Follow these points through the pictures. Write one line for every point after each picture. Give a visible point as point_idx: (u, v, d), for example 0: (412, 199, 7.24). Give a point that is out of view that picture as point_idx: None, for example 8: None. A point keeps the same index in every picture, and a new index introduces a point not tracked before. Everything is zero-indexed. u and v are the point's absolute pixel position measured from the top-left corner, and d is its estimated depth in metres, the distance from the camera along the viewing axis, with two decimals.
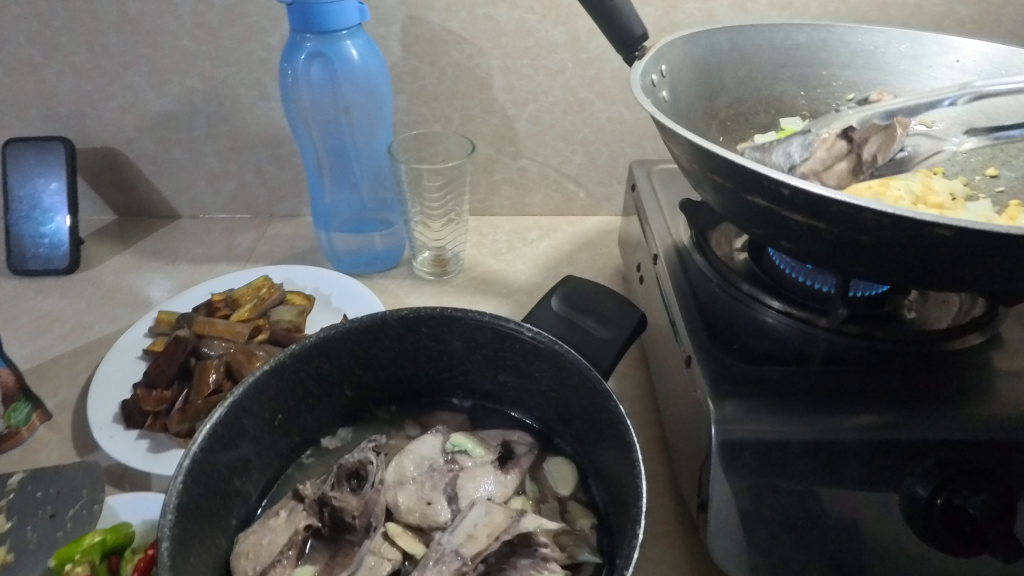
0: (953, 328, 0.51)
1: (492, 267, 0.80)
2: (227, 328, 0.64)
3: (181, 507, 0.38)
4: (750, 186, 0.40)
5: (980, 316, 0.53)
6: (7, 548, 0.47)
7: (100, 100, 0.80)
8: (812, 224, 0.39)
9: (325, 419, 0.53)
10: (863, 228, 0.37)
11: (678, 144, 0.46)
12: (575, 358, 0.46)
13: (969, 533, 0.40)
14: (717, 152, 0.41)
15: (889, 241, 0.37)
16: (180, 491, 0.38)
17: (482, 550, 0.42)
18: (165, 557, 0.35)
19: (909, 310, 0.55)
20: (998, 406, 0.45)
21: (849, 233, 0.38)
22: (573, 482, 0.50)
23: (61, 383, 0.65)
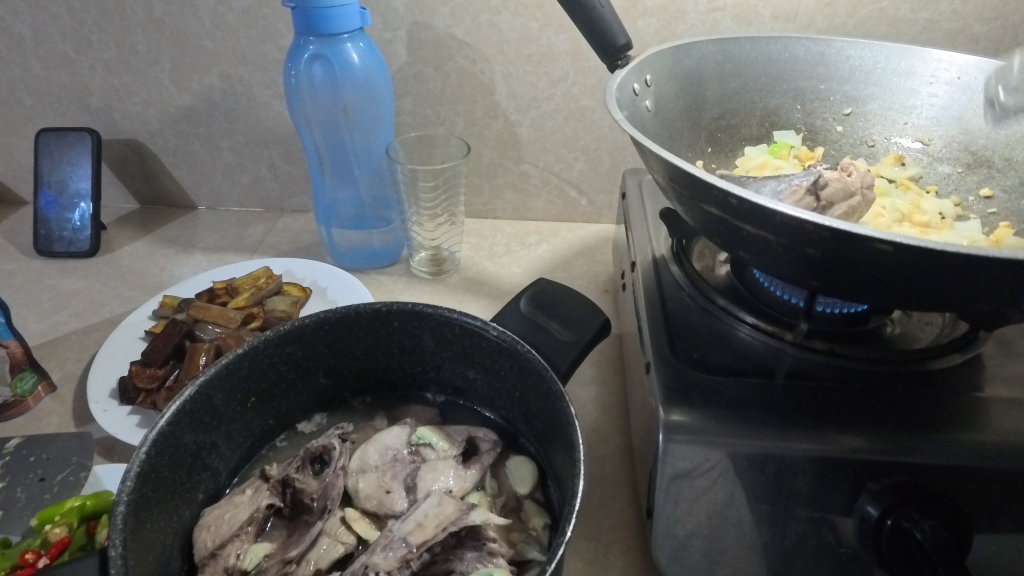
0: (931, 349, 0.50)
1: (487, 268, 0.82)
2: (222, 313, 0.67)
3: (143, 476, 0.40)
4: (705, 194, 0.40)
5: (963, 337, 0.51)
6: None
7: (127, 95, 0.85)
8: (765, 234, 0.39)
9: (300, 404, 0.55)
10: (812, 237, 0.37)
11: (643, 152, 0.46)
12: (533, 358, 0.47)
13: (915, 558, 0.39)
14: (672, 160, 0.41)
15: (835, 255, 0.37)
16: (143, 461, 0.41)
17: (428, 540, 0.43)
18: (119, 520, 0.37)
19: (890, 328, 0.54)
20: (967, 430, 0.44)
21: (800, 245, 0.38)
22: (531, 481, 0.51)
23: (69, 358, 0.69)
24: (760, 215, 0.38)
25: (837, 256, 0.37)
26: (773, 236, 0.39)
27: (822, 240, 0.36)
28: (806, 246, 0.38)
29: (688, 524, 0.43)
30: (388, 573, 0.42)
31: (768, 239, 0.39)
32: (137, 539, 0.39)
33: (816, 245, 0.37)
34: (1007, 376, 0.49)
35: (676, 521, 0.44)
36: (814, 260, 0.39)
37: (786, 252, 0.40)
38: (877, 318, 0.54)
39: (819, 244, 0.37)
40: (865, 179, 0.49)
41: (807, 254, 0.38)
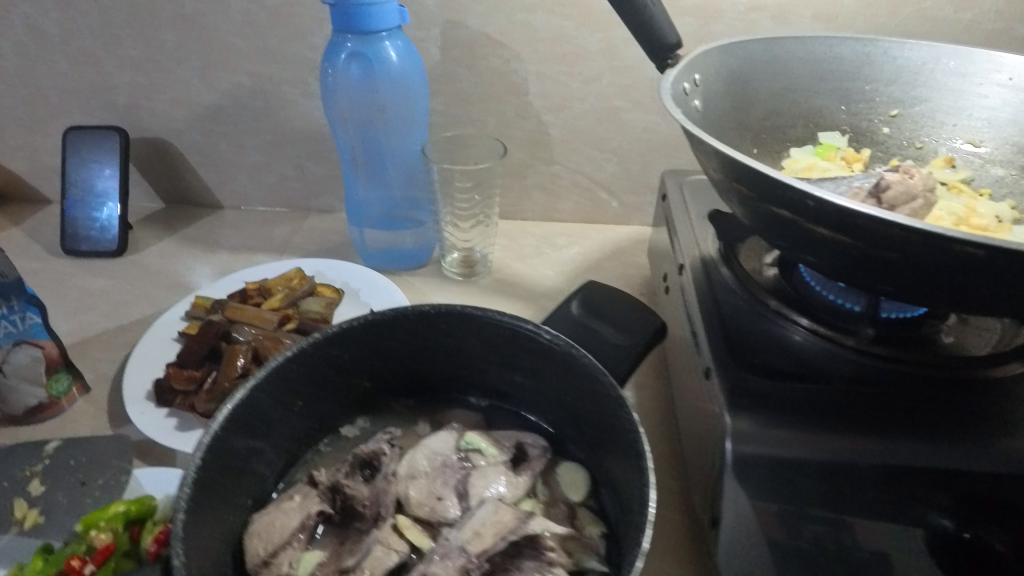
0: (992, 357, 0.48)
1: (519, 270, 0.81)
2: (258, 315, 0.66)
3: (199, 482, 0.39)
4: (773, 195, 0.39)
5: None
6: (39, 510, 0.48)
7: (154, 93, 0.84)
8: (838, 238, 0.38)
9: (343, 408, 0.54)
10: (889, 241, 0.36)
11: (703, 153, 0.45)
12: (590, 363, 0.46)
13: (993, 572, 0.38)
14: (739, 160, 0.40)
15: (916, 259, 0.36)
16: (198, 468, 0.40)
17: (487, 549, 0.42)
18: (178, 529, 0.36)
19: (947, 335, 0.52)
20: None
21: (875, 249, 0.37)
22: (584, 488, 0.50)
23: (100, 359, 0.68)
24: (835, 218, 0.37)
25: (914, 261, 0.36)
26: (847, 240, 0.38)
27: (901, 246, 0.36)
28: (883, 250, 0.37)
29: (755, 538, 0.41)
30: None
31: (839, 243, 0.39)
32: (195, 548, 0.37)
33: (892, 250, 0.36)
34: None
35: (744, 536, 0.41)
36: (887, 265, 0.38)
37: (858, 257, 0.39)
38: (933, 324, 0.52)
39: (897, 248, 0.36)
40: (927, 182, 0.48)
41: (880, 258, 0.38)
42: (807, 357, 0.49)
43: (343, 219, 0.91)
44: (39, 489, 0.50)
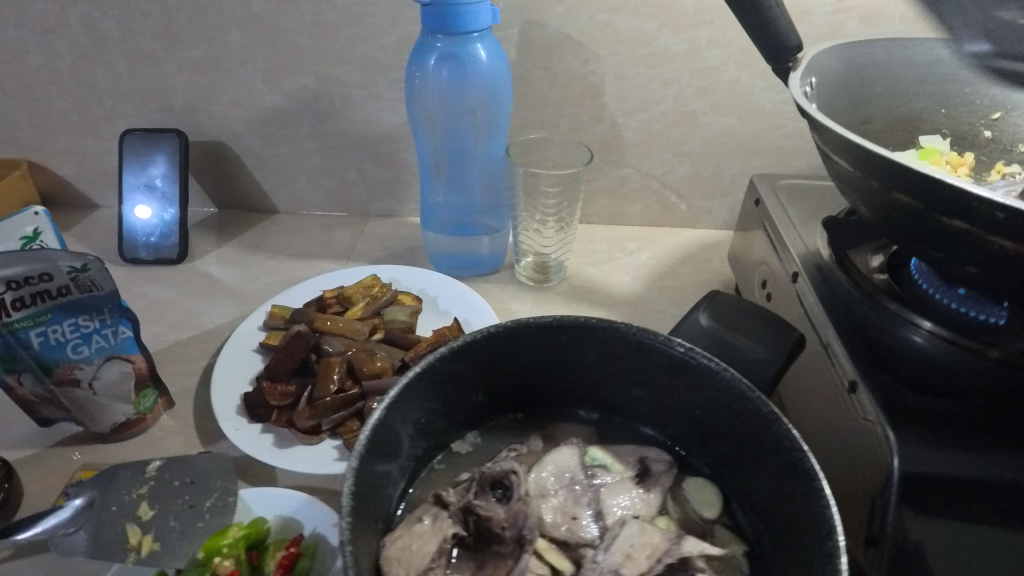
0: None
1: (594, 276, 0.79)
2: (346, 326, 0.64)
3: (354, 510, 0.37)
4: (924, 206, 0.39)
5: None
6: (153, 536, 0.46)
7: (214, 95, 0.81)
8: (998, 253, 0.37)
9: (457, 423, 0.52)
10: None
11: (846, 156, 0.44)
12: (733, 378, 0.44)
13: None
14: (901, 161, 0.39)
15: None
16: (351, 495, 0.37)
17: (643, 572, 0.41)
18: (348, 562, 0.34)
19: None
20: None
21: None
22: (717, 504, 0.48)
23: (179, 371, 0.66)
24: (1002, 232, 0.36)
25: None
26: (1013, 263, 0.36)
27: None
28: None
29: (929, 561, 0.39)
30: None
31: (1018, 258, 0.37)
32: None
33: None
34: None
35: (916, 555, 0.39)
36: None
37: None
38: None
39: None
40: None
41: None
42: (946, 363, 0.46)
43: (404, 224, 0.89)
44: (149, 513, 0.47)
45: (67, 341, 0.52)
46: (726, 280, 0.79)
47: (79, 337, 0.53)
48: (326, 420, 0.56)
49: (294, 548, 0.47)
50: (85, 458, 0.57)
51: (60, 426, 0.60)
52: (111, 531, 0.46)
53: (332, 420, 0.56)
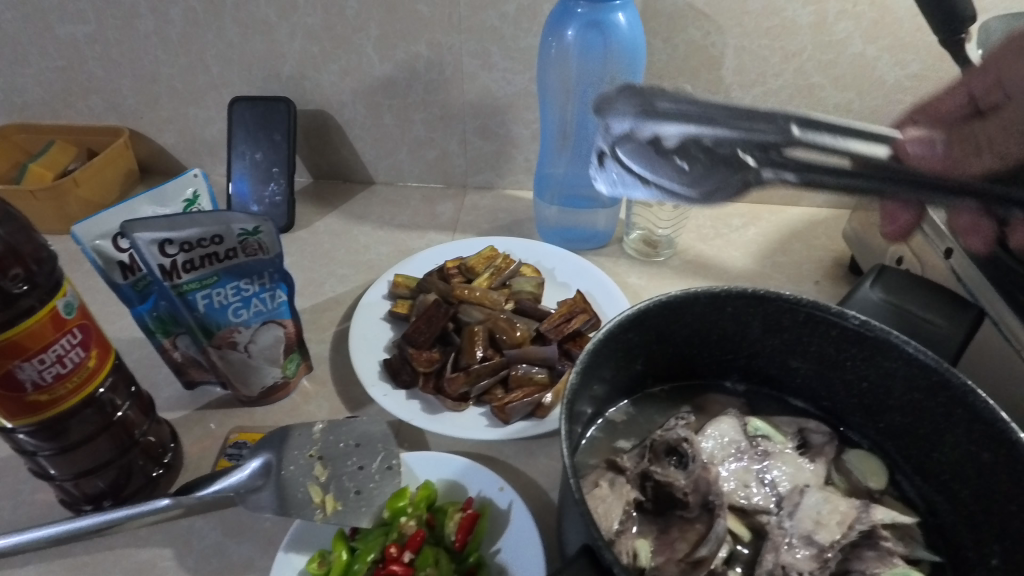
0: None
1: (705, 252, 0.79)
2: (483, 295, 0.64)
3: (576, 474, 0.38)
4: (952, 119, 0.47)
5: None
6: (334, 496, 0.47)
7: (324, 63, 0.80)
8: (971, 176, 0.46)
9: (615, 392, 0.52)
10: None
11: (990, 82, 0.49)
12: (917, 352, 0.44)
13: None
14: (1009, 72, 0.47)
15: None
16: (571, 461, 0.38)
17: (838, 538, 0.42)
18: (590, 518, 0.34)
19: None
20: None
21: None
22: (883, 475, 0.49)
23: (311, 338, 0.67)
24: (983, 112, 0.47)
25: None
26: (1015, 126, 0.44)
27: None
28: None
29: None
30: (812, 573, 0.40)
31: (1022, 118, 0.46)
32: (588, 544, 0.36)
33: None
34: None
35: None
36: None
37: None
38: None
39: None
40: None
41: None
42: None
43: (504, 197, 0.89)
44: (325, 474, 0.48)
45: (228, 305, 0.53)
46: (838, 257, 0.78)
47: (240, 300, 0.53)
48: (476, 387, 0.57)
49: (471, 511, 0.47)
50: (237, 420, 0.58)
51: (204, 389, 0.61)
52: (294, 491, 0.47)
53: (481, 388, 0.57)
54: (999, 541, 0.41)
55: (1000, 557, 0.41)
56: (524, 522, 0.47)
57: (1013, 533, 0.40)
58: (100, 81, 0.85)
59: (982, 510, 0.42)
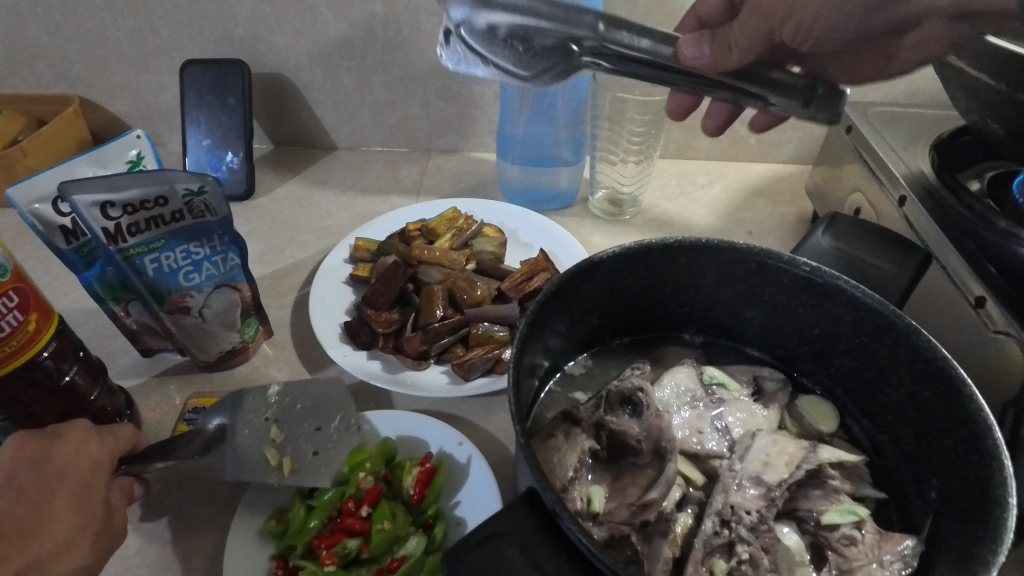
0: None
1: (669, 210, 0.79)
2: (443, 255, 0.64)
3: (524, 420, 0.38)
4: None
5: None
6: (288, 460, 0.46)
7: (277, 24, 0.78)
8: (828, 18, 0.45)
9: (572, 345, 0.52)
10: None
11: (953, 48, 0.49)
12: (863, 296, 0.45)
13: None
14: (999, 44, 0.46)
15: None
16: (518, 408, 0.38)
17: (785, 478, 0.43)
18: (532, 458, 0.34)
19: None
20: None
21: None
22: (833, 419, 0.50)
23: (272, 304, 0.66)
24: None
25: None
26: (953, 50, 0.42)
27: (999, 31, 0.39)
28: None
29: None
30: (758, 511, 0.41)
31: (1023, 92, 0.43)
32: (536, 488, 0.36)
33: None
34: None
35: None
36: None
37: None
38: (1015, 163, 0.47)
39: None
40: None
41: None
42: None
43: (469, 159, 0.88)
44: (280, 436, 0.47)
45: (179, 268, 0.52)
46: (801, 213, 0.79)
47: (191, 263, 0.52)
48: (436, 346, 0.57)
49: (429, 465, 0.47)
50: (196, 386, 0.58)
51: (162, 355, 0.60)
52: (249, 453, 0.47)
53: (440, 346, 0.57)
54: (937, 474, 0.42)
55: (936, 491, 0.41)
56: (481, 475, 0.47)
57: (949, 466, 0.40)
58: (44, 46, 0.81)
59: (921, 446, 0.44)
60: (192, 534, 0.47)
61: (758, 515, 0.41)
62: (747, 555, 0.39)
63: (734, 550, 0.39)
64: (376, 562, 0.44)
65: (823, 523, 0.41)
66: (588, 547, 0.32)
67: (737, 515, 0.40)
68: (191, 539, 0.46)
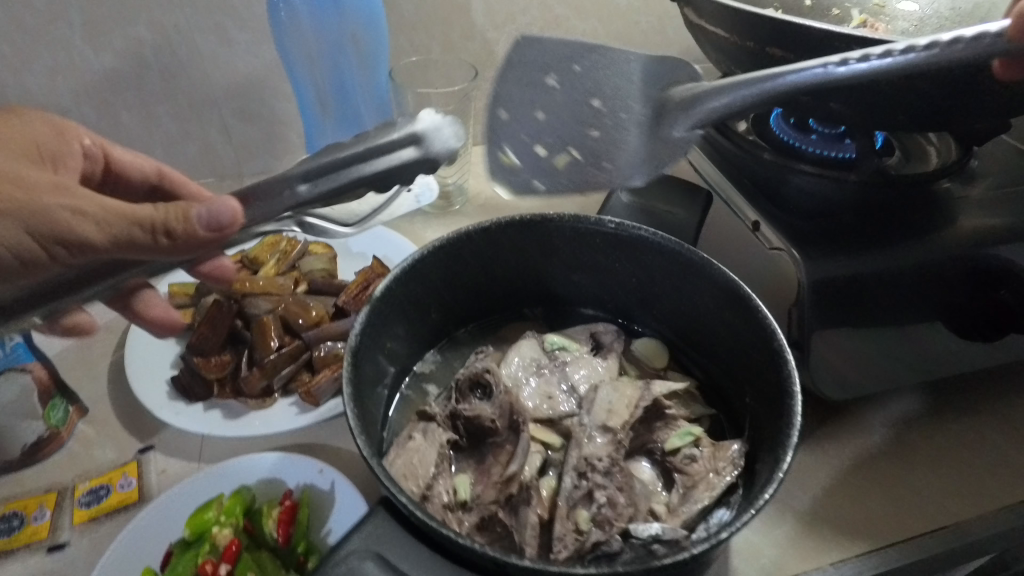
0: (664, 513, 0.42)
1: (495, 193, 0.81)
2: (268, 284, 0.60)
3: (578, 469, 0.43)
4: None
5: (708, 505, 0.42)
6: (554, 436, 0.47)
7: (24, 65, 0.68)
8: None
9: (416, 344, 0.53)
10: None
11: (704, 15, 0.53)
12: (664, 239, 0.48)
13: (948, 262, 0.50)
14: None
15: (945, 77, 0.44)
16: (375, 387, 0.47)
17: (628, 419, 0.46)
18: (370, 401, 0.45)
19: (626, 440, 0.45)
20: (863, 279, 0.50)
21: None
22: (664, 355, 0.54)
23: (83, 376, 0.58)
24: None
25: None
26: None
27: None
28: (951, 83, 0.45)
29: (843, 367, 0.51)
30: (611, 456, 0.44)
31: None
32: (577, 475, 0.43)
33: None
34: (996, 176, 0.57)
35: (831, 366, 0.50)
36: None
37: None
38: (573, 497, 0.42)
39: None
40: None
41: None
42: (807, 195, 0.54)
43: None
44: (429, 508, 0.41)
45: None
46: None
47: None
48: (278, 378, 0.54)
49: (290, 502, 0.45)
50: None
51: None
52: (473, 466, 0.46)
53: (283, 377, 0.54)
54: (750, 384, 0.45)
55: (750, 397, 0.46)
56: (348, 493, 0.45)
57: (753, 375, 0.45)
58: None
59: (734, 365, 0.47)
60: None
61: (610, 460, 0.43)
62: (605, 498, 0.41)
63: (593, 497, 0.41)
64: None
65: (666, 450, 0.46)
66: (463, 547, 0.30)
67: (591, 465, 0.43)
68: None
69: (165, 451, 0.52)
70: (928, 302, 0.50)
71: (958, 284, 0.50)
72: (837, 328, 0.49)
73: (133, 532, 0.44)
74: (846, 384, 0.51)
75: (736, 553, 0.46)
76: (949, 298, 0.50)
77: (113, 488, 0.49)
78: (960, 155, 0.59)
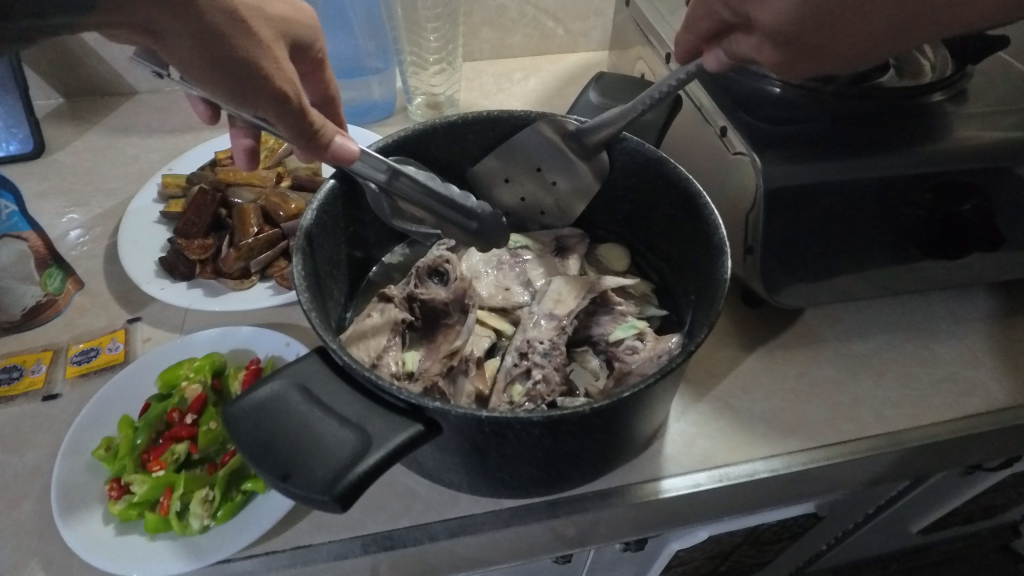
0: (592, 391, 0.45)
1: (487, 108, 0.81)
2: (252, 174, 0.63)
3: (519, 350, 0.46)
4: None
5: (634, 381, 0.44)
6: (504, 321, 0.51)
7: None
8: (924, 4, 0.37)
9: (383, 236, 0.55)
10: None
11: None
12: (629, 140, 0.49)
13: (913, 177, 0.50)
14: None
15: None
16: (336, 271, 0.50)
17: (573, 309, 0.48)
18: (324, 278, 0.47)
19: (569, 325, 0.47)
20: (826, 190, 0.50)
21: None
22: (626, 260, 0.55)
23: (82, 256, 0.62)
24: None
25: None
26: None
27: None
28: None
29: (795, 278, 0.52)
30: (552, 340, 0.46)
31: None
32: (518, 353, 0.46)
33: None
34: (987, 98, 0.55)
35: (784, 275, 0.52)
36: None
37: None
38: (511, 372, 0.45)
39: None
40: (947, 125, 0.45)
41: None
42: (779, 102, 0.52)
43: None
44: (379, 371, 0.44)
45: None
46: None
47: None
48: (255, 262, 0.57)
49: (254, 366, 0.49)
50: (3, 349, 0.54)
51: None
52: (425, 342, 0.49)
53: (260, 262, 0.57)
54: (694, 281, 0.47)
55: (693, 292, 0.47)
56: None
57: (699, 274, 0.46)
58: None
59: (683, 263, 0.49)
60: (19, 483, 0.45)
61: (551, 343, 0.46)
62: (541, 375, 0.44)
63: (530, 374, 0.44)
64: (208, 460, 0.47)
65: (609, 340, 0.48)
66: (373, 381, 0.33)
67: (531, 346, 0.46)
68: (19, 486, 0.45)
69: (151, 321, 0.56)
70: (882, 219, 0.51)
71: (921, 201, 0.51)
72: (790, 237, 0.50)
73: (115, 385, 0.49)
74: (795, 293, 0.53)
75: (669, 442, 0.49)
76: (903, 212, 0.51)
77: (103, 350, 0.53)
78: (955, 71, 0.56)
